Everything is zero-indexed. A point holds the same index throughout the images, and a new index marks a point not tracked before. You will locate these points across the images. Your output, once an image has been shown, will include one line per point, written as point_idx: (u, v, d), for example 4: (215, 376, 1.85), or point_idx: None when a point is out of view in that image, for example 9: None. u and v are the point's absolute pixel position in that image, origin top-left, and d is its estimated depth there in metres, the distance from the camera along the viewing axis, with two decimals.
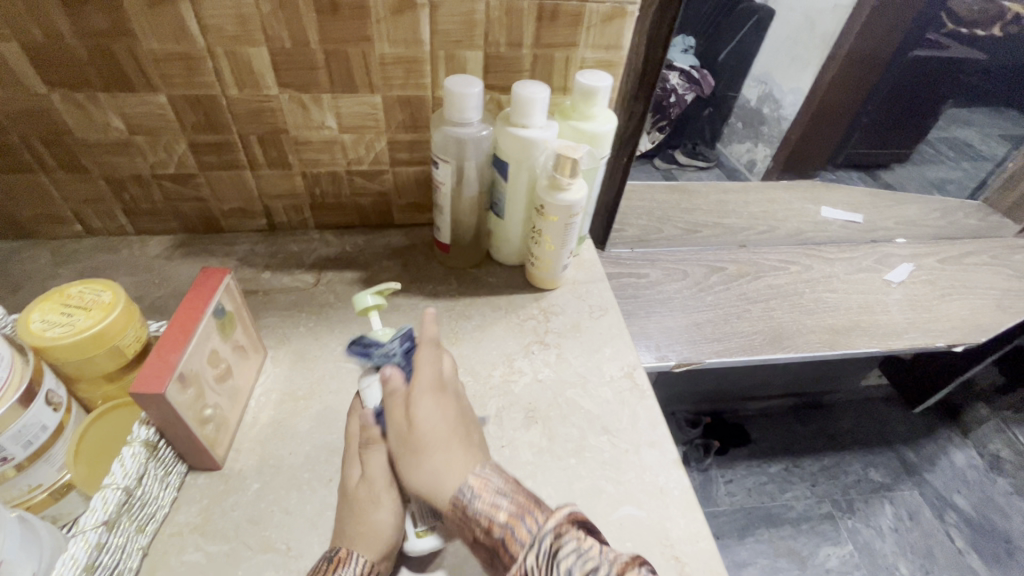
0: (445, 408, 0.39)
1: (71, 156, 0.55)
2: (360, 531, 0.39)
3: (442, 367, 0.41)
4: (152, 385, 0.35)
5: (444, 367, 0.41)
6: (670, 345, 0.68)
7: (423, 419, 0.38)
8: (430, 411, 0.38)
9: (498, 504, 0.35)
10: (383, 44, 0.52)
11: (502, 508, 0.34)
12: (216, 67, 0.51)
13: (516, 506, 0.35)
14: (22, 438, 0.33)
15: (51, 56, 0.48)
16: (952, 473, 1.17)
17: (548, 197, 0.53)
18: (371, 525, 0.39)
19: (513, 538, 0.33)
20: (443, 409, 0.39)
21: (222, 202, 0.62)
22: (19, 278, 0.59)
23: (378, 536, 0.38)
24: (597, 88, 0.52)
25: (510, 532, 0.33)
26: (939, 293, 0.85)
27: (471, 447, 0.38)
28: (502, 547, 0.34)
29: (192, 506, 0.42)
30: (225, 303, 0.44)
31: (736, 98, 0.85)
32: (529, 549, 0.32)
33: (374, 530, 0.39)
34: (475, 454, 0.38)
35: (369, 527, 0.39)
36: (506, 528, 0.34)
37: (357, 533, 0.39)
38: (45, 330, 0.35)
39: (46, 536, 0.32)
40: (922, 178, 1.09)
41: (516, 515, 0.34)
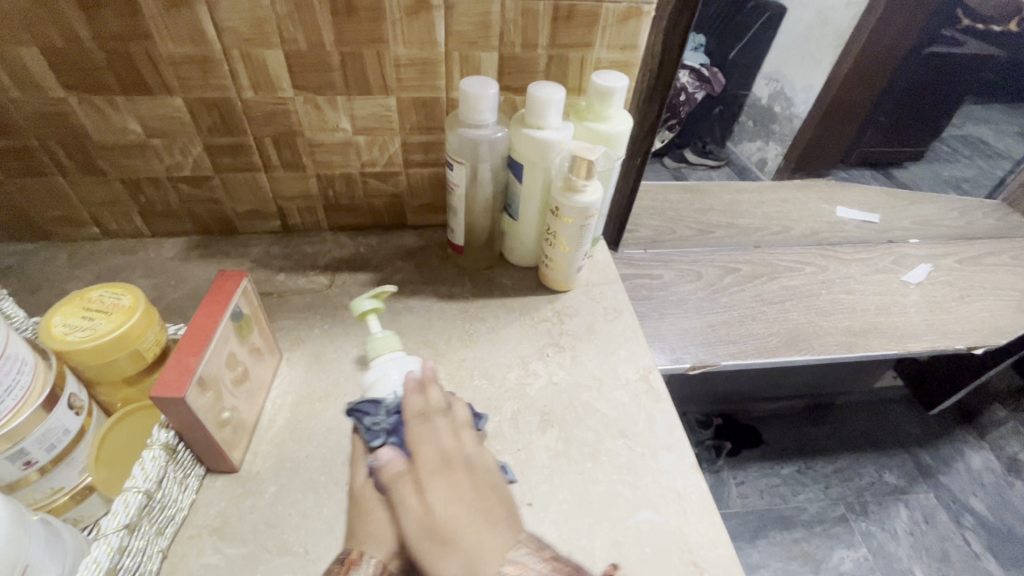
0: (461, 495, 0.39)
1: (89, 159, 0.56)
2: (369, 531, 0.39)
3: (442, 443, 0.41)
4: (171, 389, 0.35)
5: (444, 441, 0.41)
6: (684, 347, 0.68)
7: (441, 505, 0.38)
8: (443, 499, 0.38)
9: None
10: (398, 46, 0.51)
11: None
12: (231, 70, 0.51)
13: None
14: (45, 441, 0.33)
15: (70, 60, 0.48)
16: (969, 476, 1.15)
17: (563, 199, 0.52)
18: (377, 526, 0.39)
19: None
20: (461, 495, 0.39)
21: (237, 204, 0.62)
22: (37, 280, 0.59)
23: (386, 536, 0.38)
24: (614, 89, 0.52)
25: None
26: (958, 294, 0.84)
27: (500, 527, 0.38)
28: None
29: (210, 509, 0.42)
30: (242, 306, 0.44)
31: (747, 97, 0.86)
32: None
33: (382, 530, 0.39)
34: (505, 536, 0.37)
35: (377, 527, 0.39)
36: None
37: (368, 533, 0.39)
38: (67, 334, 0.36)
39: (68, 540, 0.33)
40: (937, 178, 1.07)
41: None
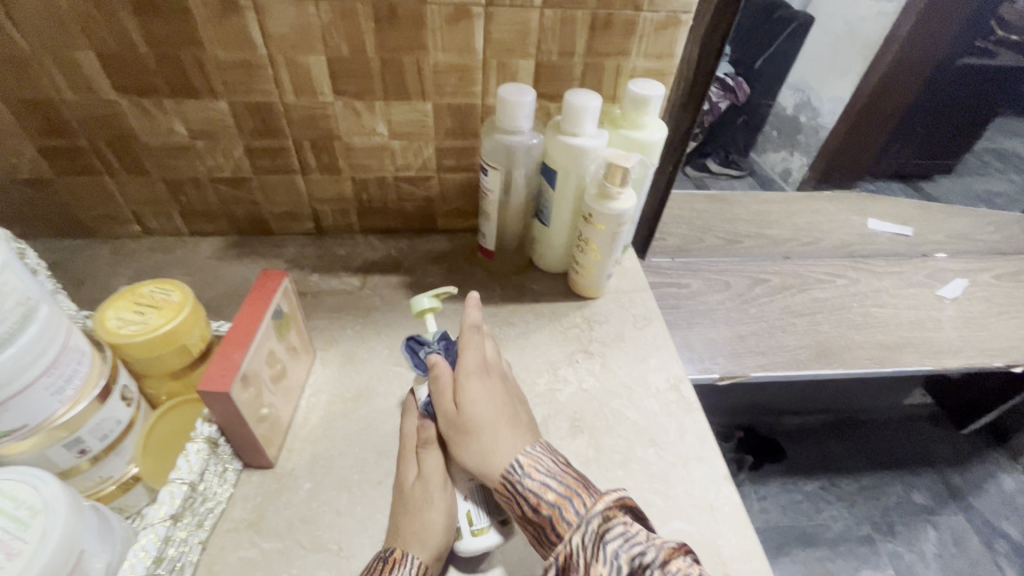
0: (495, 395, 0.42)
1: (134, 159, 0.58)
2: (414, 531, 0.39)
3: (485, 351, 0.45)
4: (217, 384, 0.36)
5: (486, 352, 0.45)
6: (712, 357, 0.67)
7: (473, 399, 0.41)
8: (479, 393, 0.42)
9: (548, 484, 0.36)
10: (437, 53, 0.52)
11: (551, 488, 0.36)
12: (275, 74, 0.52)
13: (564, 488, 0.36)
14: (99, 431, 0.34)
15: (123, 64, 0.50)
16: (1001, 499, 1.12)
17: (597, 206, 0.52)
18: (425, 526, 0.39)
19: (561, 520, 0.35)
20: (497, 398, 0.42)
21: (273, 205, 0.64)
22: (81, 275, 0.61)
23: (430, 537, 0.38)
24: (650, 98, 0.52)
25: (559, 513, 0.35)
26: (995, 311, 0.82)
27: (523, 429, 0.41)
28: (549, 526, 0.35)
29: (247, 503, 0.42)
30: (282, 305, 0.45)
31: (773, 107, 0.84)
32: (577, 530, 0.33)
33: (425, 529, 0.39)
34: (525, 437, 0.40)
35: (422, 526, 0.39)
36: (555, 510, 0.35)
37: (417, 533, 0.38)
38: (121, 327, 0.37)
39: (118, 528, 0.34)
40: (968, 192, 1.04)
41: (564, 497, 0.35)
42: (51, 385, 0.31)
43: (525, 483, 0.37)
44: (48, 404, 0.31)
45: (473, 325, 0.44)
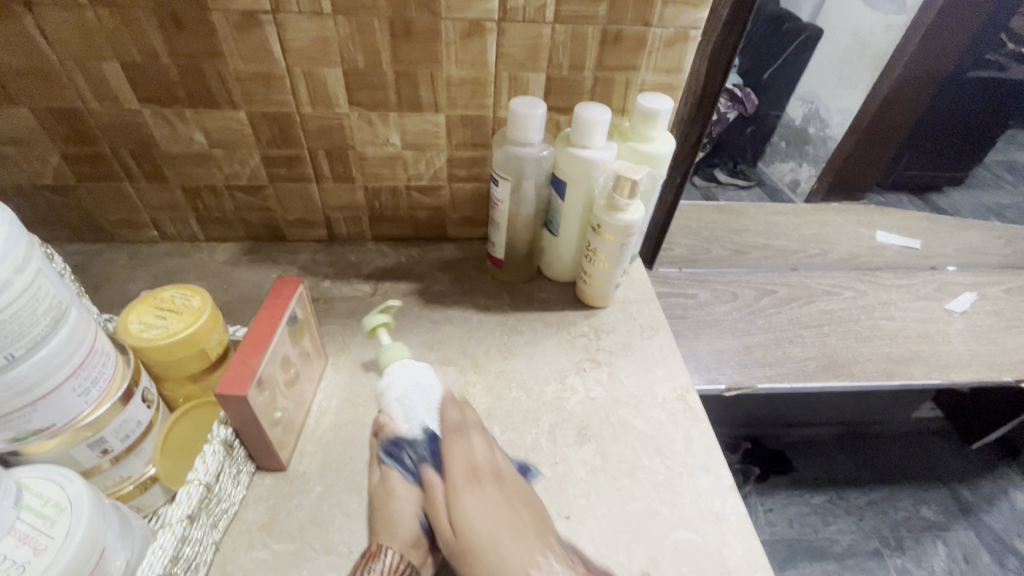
0: (491, 500, 0.40)
1: (155, 166, 0.59)
2: (382, 524, 0.40)
3: (473, 453, 0.42)
4: (234, 388, 0.37)
5: (477, 453, 0.42)
6: (719, 367, 0.68)
7: (469, 509, 0.39)
8: (473, 509, 0.39)
9: None
10: (450, 66, 0.54)
11: None
12: (293, 86, 0.54)
13: None
14: (121, 432, 0.35)
15: (148, 75, 0.52)
16: (1012, 515, 1.10)
17: (605, 217, 0.53)
18: (396, 518, 0.40)
19: None
20: (497, 506, 0.40)
21: (288, 213, 0.65)
22: (100, 279, 0.63)
23: (399, 529, 0.40)
24: (659, 111, 0.53)
25: None
26: (1005, 325, 0.82)
27: (528, 534, 0.38)
28: None
29: (260, 504, 0.43)
30: (297, 311, 0.46)
31: (781, 118, 0.86)
32: None
33: (396, 521, 0.40)
34: (532, 546, 0.37)
35: (390, 519, 0.41)
36: None
37: (393, 525, 0.40)
38: (144, 331, 0.38)
39: (136, 526, 0.34)
40: (978, 205, 1.04)
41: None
42: (78, 386, 0.32)
43: None
44: (75, 404, 0.32)
45: (454, 428, 0.43)
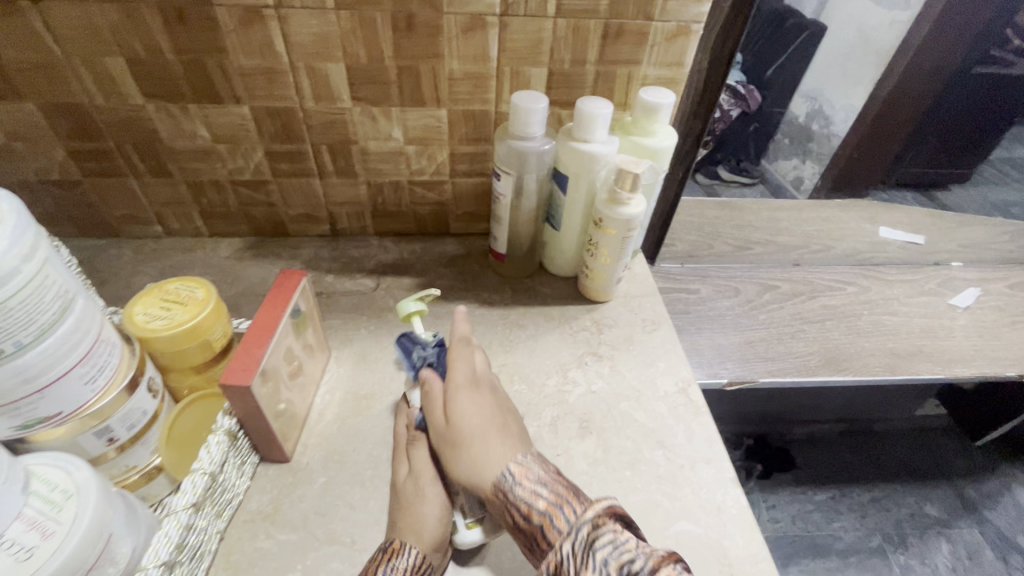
0: (486, 403, 0.42)
1: (159, 162, 0.60)
2: (408, 524, 0.40)
3: (474, 366, 0.44)
4: (238, 378, 0.37)
5: (477, 367, 0.45)
6: (721, 362, 0.68)
7: (466, 406, 0.41)
8: (469, 406, 0.41)
9: (538, 492, 0.36)
10: (452, 61, 0.54)
11: (543, 496, 0.36)
12: (296, 82, 0.54)
13: (557, 496, 0.36)
14: (128, 421, 0.36)
15: (152, 70, 0.52)
16: (1017, 513, 1.10)
17: (607, 211, 0.53)
18: (421, 516, 0.40)
19: (552, 527, 0.34)
20: (490, 412, 0.41)
21: (291, 208, 0.66)
22: (105, 274, 0.63)
23: (424, 527, 0.39)
24: (661, 105, 0.53)
25: (549, 519, 0.34)
26: (1009, 320, 0.81)
27: (514, 438, 0.40)
28: (539, 534, 0.35)
29: (264, 495, 0.44)
30: (301, 304, 0.46)
31: (784, 115, 0.85)
32: (567, 537, 0.33)
33: (421, 521, 0.40)
34: (516, 446, 0.39)
35: (415, 518, 0.40)
36: (545, 516, 0.35)
37: (419, 526, 0.39)
38: (149, 322, 0.38)
39: (143, 514, 0.35)
40: (983, 200, 1.04)
41: (555, 505, 0.35)
42: (83, 374, 0.33)
43: (518, 491, 0.36)
44: (81, 393, 0.33)
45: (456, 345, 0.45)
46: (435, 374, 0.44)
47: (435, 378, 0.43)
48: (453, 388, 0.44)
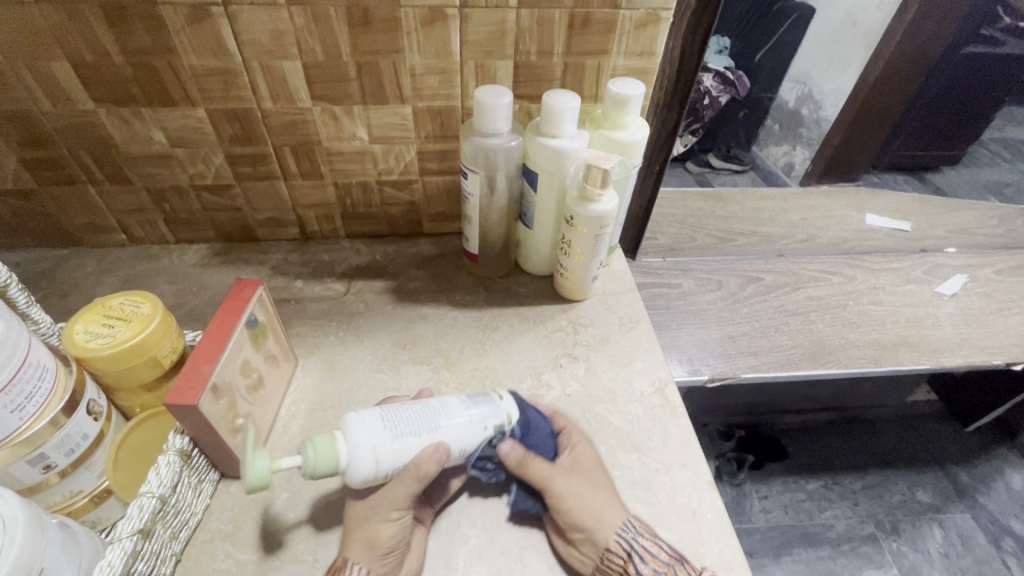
0: (587, 479, 0.43)
1: (116, 168, 0.58)
2: (356, 539, 0.39)
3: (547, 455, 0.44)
4: (186, 397, 0.36)
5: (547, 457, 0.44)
6: (702, 358, 0.66)
7: (558, 478, 0.42)
8: (571, 494, 0.41)
9: (659, 543, 0.40)
10: (414, 56, 0.52)
11: (665, 548, 0.40)
12: (252, 82, 0.52)
13: (674, 551, 0.40)
14: (65, 446, 0.34)
15: (100, 74, 0.50)
16: (1009, 497, 1.10)
17: (578, 208, 0.52)
18: (376, 533, 0.39)
19: None
20: (580, 487, 0.42)
21: (257, 212, 0.64)
22: (67, 285, 0.61)
23: (373, 546, 0.38)
24: (631, 97, 0.51)
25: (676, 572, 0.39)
26: (997, 307, 0.80)
27: (609, 498, 0.43)
28: None
29: (224, 513, 0.42)
30: (257, 314, 0.45)
31: (775, 100, 0.91)
32: None
33: (371, 536, 0.39)
34: (613, 504, 0.42)
35: (364, 534, 0.39)
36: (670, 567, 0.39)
37: (371, 542, 0.38)
38: (89, 341, 0.37)
39: (85, 542, 0.34)
40: (973, 182, 1.02)
41: (676, 557, 0.40)
42: (9, 402, 0.31)
43: (640, 542, 0.40)
44: (7, 421, 0.31)
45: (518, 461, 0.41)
46: (357, 433, 0.38)
47: (365, 431, 0.38)
48: (388, 422, 0.39)
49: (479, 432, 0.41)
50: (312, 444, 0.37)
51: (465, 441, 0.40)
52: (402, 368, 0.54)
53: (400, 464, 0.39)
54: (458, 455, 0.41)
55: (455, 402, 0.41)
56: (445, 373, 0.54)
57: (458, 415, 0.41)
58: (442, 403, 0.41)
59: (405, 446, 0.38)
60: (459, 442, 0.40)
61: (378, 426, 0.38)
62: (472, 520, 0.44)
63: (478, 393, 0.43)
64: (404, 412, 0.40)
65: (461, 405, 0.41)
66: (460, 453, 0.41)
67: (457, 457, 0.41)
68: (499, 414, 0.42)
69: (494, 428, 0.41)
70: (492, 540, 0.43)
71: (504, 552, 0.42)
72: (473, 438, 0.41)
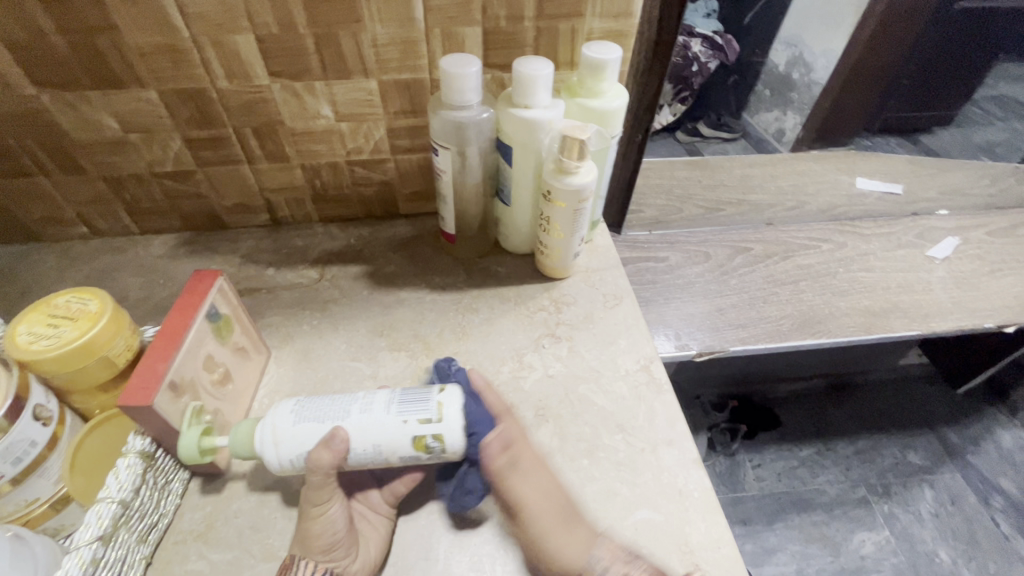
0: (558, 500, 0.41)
1: (68, 157, 0.55)
2: (298, 533, 0.38)
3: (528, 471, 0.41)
4: (142, 397, 0.35)
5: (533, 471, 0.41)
6: (691, 332, 0.65)
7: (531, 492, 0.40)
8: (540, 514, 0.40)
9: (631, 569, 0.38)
10: (374, 25, 0.48)
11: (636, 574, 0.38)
12: (203, 58, 0.49)
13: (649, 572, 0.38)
14: (11, 455, 0.34)
15: (38, 55, 0.46)
16: (999, 456, 1.10)
17: (555, 182, 0.49)
18: (308, 530, 0.37)
19: None
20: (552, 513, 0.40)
21: (223, 198, 0.61)
22: (27, 283, 0.59)
23: (311, 542, 0.37)
24: (607, 62, 0.48)
25: None
26: (989, 268, 0.78)
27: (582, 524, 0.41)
28: None
29: (195, 513, 0.41)
30: (218, 305, 0.42)
31: (764, 64, 0.89)
32: None
33: (306, 533, 0.37)
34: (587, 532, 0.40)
35: (302, 531, 0.37)
36: None
37: (305, 538, 0.37)
38: (33, 343, 0.36)
39: (43, 553, 0.33)
40: (968, 142, 0.99)
41: None
42: None
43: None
44: None
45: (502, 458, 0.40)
46: (266, 419, 0.39)
47: (272, 415, 0.39)
48: (297, 407, 0.40)
49: (395, 426, 0.39)
50: (240, 425, 0.40)
51: (377, 436, 0.38)
52: (378, 355, 0.52)
53: (300, 451, 0.38)
54: (369, 450, 0.38)
55: (381, 397, 0.40)
56: (424, 359, 0.52)
57: (374, 408, 0.39)
58: (364, 394, 0.41)
59: (306, 432, 0.38)
60: (369, 436, 0.38)
61: (287, 410, 0.39)
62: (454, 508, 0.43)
63: (413, 390, 0.41)
64: (320, 402, 0.40)
65: (386, 400, 0.40)
66: (372, 448, 0.38)
67: (368, 451, 0.38)
68: (427, 409, 0.39)
69: (416, 424, 0.39)
70: (474, 528, 0.42)
71: (486, 541, 0.41)
72: (388, 432, 0.38)
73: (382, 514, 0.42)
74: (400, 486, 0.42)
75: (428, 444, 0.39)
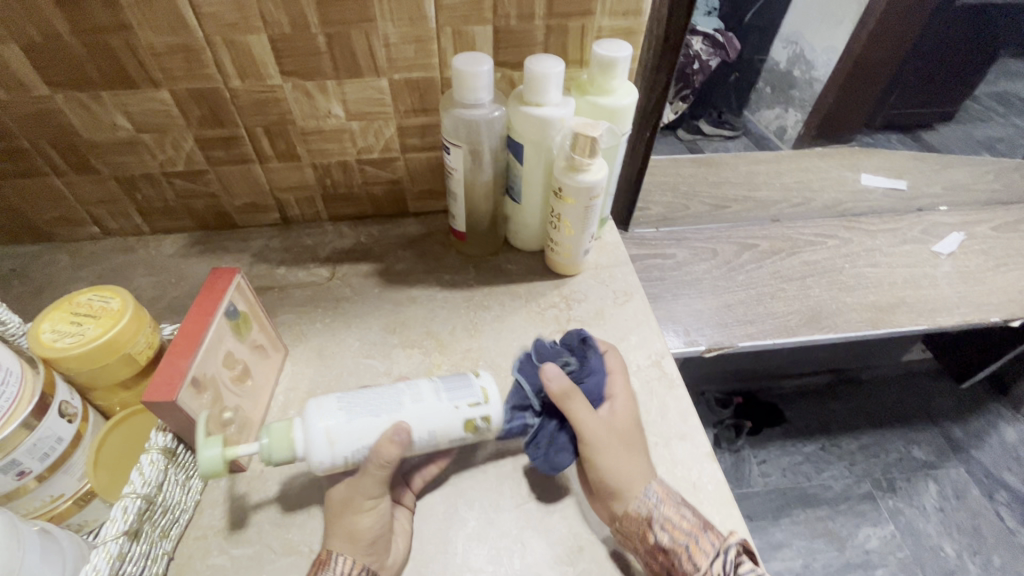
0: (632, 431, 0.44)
1: (81, 157, 0.55)
2: (341, 529, 0.38)
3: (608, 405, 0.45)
4: (166, 394, 0.35)
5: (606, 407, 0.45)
6: (699, 328, 0.65)
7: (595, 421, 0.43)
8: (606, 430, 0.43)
9: (682, 513, 0.40)
10: (386, 24, 0.49)
11: (687, 518, 0.40)
12: (217, 58, 0.49)
13: (698, 519, 0.40)
14: (38, 451, 0.35)
15: (54, 56, 0.47)
16: (1003, 450, 1.11)
17: (566, 179, 0.49)
18: (355, 524, 0.38)
19: (697, 549, 0.38)
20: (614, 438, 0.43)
21: (234, 197, 0.61)
22: (41, 283, 0.59)
23: (360, 537, 0.37)
24: (617, 60, 0.48)
25: (694, 542, 0.38)
26: (994, 263, 0.79)
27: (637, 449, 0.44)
28: (686, 554, 0.38)
29: (215, 509, 0.41)
30: (238, 303, 0.43)
31: (765, 62, 0.86)
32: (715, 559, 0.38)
33: (354, 528, 0.37)
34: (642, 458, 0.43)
35: (349, 525, 0.38)
36: (691, 538, 0.39)
37: (351, 533, 0.37)
38: (56, 341, 0.37)
39: (68, 547, 0.34)
40: (968, 138, 1.00)
41: (699, 528, 0.39)
42: None
43: (661, 509, 0.39)
44: None
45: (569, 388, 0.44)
46: (311, 420, 0.38)
47: (317, 415, 0.38)
48: (342, 404, 0.39)
49: (450, 412, 0.39)
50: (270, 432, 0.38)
51: (433, 421, 0.39)
52: (392, 352, 0.53)
53: (357, 446, 0.38)
54: (427, 437, 0.39)
55: (426, 386, 0.41)
56: (436, 356, 0.53)
57: (425, 398, 0.40)
58: (407, 383, 0.41)
59: (362, 426, 0.38)
60: (426, 423, 0.39)
61: (332, 408, 0.38)
62: (470, 502, 0.43)
63: (453, 377, 0.41)
64: (363, 395, 0.40)
65: (431, 388, 0.40)
66: (430, 434, 0.39)
67: (426, 438, 0.39)
68: (474, 393, 0.40)
69: (467, 408, 0.40)
70: (490, 522, 0.43)
71: (504, 534, 0.42)
72: (444, 418, 0.39)
73: (405, 506, 0.42)
74: (431, 470, 0.44)
75: (477, 425, 0.40)
